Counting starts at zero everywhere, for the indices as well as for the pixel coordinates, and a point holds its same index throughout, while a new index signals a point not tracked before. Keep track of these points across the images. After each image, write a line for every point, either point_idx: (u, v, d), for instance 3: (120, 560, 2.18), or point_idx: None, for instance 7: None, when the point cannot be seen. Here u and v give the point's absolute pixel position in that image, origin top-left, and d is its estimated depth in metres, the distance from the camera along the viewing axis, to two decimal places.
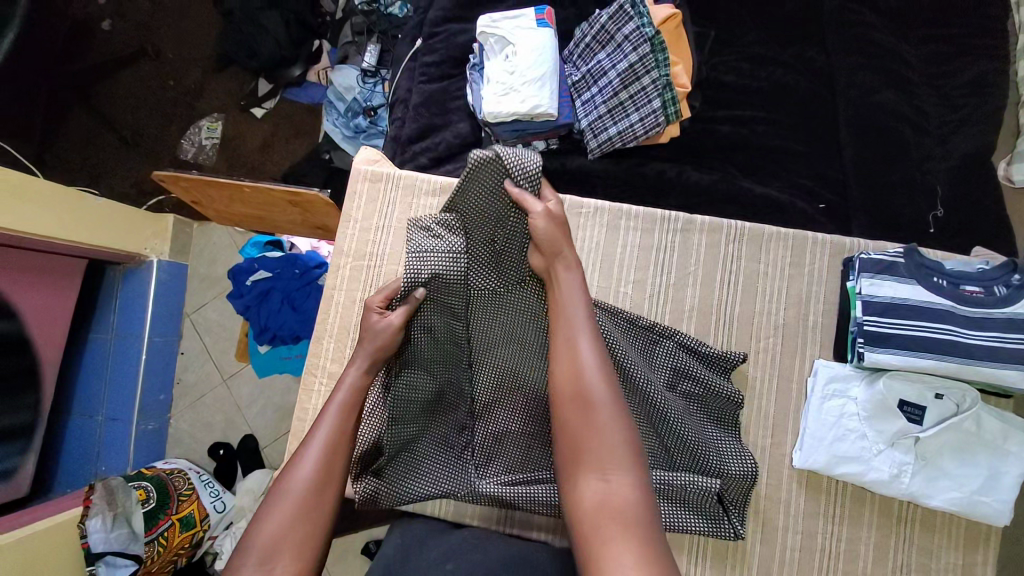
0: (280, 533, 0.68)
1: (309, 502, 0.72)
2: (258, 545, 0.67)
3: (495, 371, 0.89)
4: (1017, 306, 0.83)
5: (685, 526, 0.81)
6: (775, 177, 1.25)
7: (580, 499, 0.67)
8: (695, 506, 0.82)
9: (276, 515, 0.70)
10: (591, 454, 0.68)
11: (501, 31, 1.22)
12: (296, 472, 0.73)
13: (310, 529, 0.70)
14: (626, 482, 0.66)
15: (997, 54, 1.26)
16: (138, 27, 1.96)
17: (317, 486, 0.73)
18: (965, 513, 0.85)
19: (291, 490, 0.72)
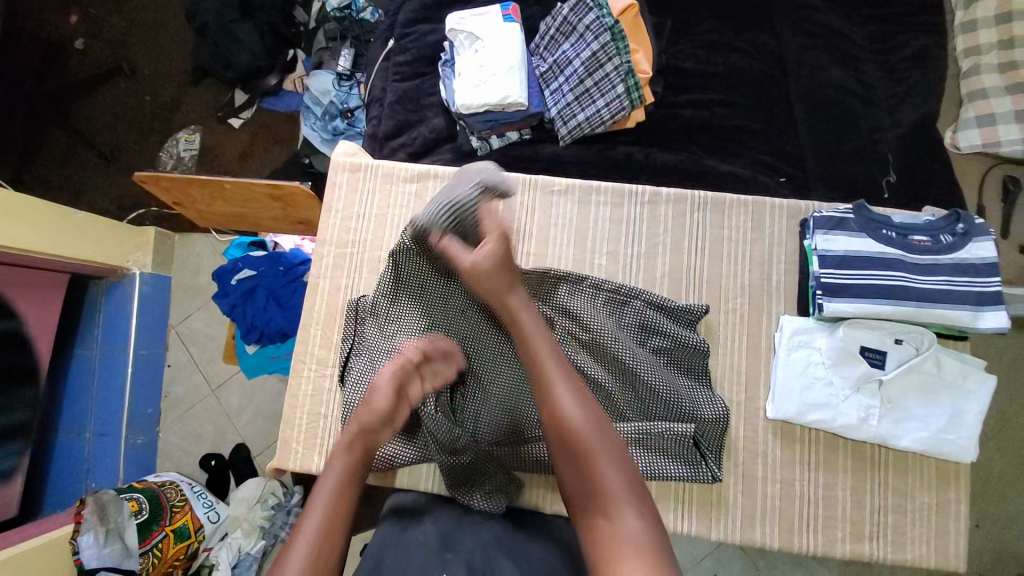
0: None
1: None
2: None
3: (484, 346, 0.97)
4: (961, 251, 0.90)
5: (666, 471, 0.89)
6: (737, 155, 1.31)
7: (593, 539, 0.67)
8: (674, 453, 0.90)
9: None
10: (596, 484, 0.70)
11: (470, 27, 1.28)
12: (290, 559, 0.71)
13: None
14: (631, 506, 0.67)
15: (933, 30, 1.35)
16: (112, 45, 1.99)
17: (312, 567, 0.71)
18: (933, 450, 0.90)
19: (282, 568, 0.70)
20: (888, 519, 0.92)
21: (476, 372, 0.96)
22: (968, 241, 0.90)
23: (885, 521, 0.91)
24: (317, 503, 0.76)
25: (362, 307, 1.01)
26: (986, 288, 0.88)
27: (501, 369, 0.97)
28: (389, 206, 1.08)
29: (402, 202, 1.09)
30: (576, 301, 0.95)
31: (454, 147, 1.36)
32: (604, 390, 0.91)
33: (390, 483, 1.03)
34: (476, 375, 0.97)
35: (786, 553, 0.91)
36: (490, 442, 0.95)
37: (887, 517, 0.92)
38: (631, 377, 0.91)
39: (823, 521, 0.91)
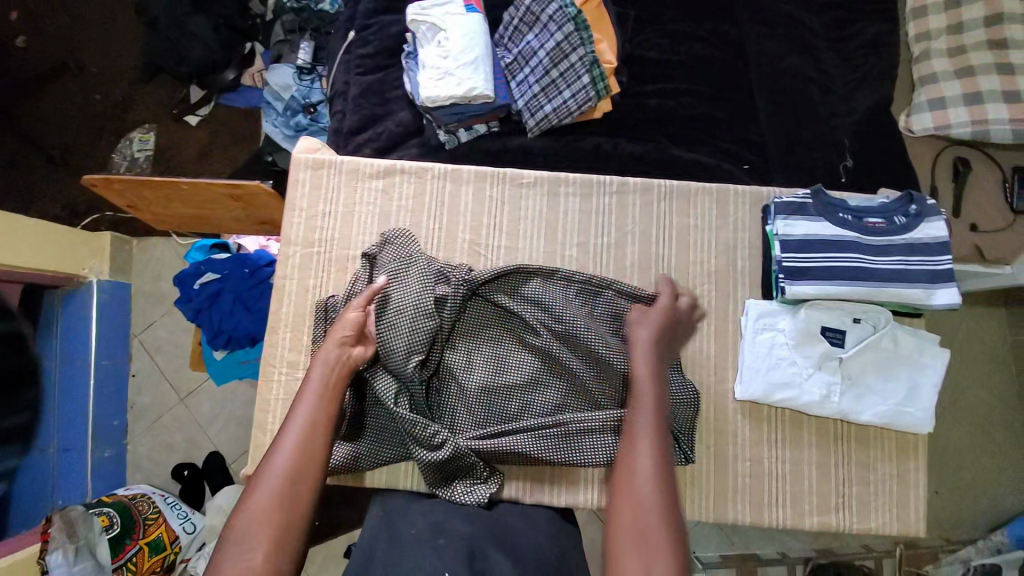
0: (251, 527, 0.67)
1: (281, 495, 0.70)
2: (234, 544, 0.66)
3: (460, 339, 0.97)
4: (915, 232, 0.94)
5: None
6: (702, 143, 1.34)
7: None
8: None
9: (252, 506, 0.69)
10: (633, 540, 0.67)
11: (433, 17, 1.25)
12: (269, 468, 0.72)
13: (288, 514, 0.69)
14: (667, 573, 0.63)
15: (884, 18, 1.40)
16: (56, 41, 1.88)
17: (295, 471, 0.73)
18: (892, 423, 0.94)
19: (261, 484, 0.71)
20: (852, 489, 0.96)
21: (453, 373, 0.95)
22: (920, 222, 0.94)
23: (849, 493, 0.96)
24: (293, 426, 0.76)
25: (330, 307, 0.97)
26: (937, 267, 0.92)
27: (479, 360, 0.96)
28: (355, 203, 1.06)
29: (369, 199, 1.06)
30: (547, 295, 0.97)
31: (422, 142, 1.34)
32: (579, 380, 0.94)
33: (365, 483, 1.02)
34: (453, 375, 0.95)
35: (757, 528, 0.94)
36: (469, 436, 0.92)
37: (851, 489, 0.96)
38: (606, 368, 0.93)
39: (791, 496, 0.95)
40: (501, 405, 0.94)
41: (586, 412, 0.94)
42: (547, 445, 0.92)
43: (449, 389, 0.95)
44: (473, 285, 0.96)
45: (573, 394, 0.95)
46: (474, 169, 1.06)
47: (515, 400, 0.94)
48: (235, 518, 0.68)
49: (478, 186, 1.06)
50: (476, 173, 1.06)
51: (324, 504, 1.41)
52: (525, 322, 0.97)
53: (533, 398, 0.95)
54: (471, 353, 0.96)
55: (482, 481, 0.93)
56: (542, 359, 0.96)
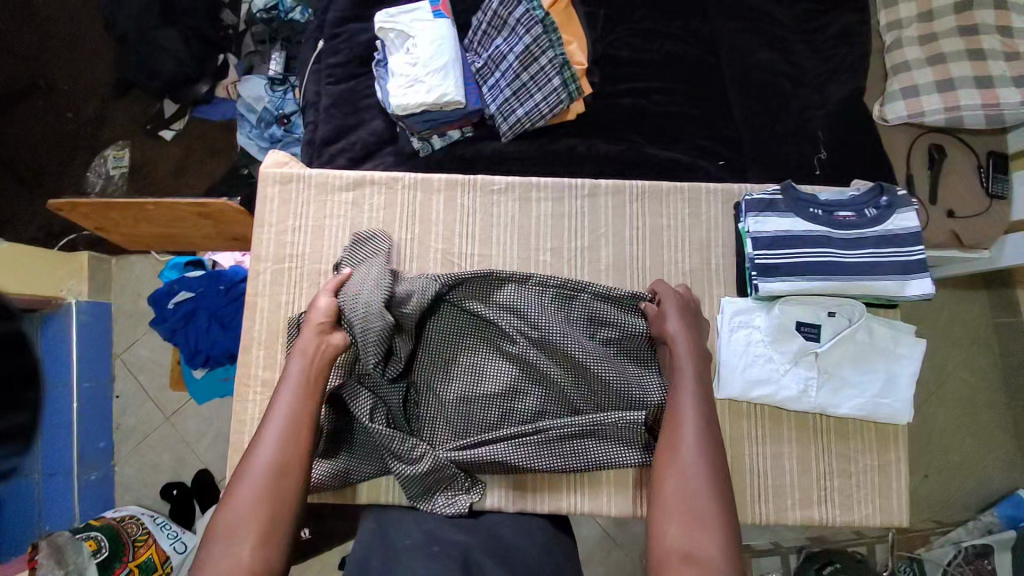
0: (237, 523, 0.71)
1: (263, 491, 0.74)
2: (218, 542, 0.70)
3: (431, 350, 0.97)
4: (886, 223, 0.94)
5: (623, 459, 0.92)
6: (678, 141, 1.33)
7: (661, 549, 0.72)
8: (630, 440, 0.93)
9: (234, 506, 0.73)
10: (678, 511, 0.74)
11: (401, 25, 1.24)
12: (252, 464, 0.76)
13: (273, 511, 0.73)
14: (714, 542, 0.71)
15: (853, 8, 1.40)
16: (24, 60, 1.85)
17: (276, 465, 0.77)
18: (870, 415, 0.94)
19: (244, 484, 0.75)
20: (833, 482, 0.96)
21: (427, 385, 0.95)
22: (891, 213, 0.94)
23: (831, 486, 0.96)
24: (273, 421, 0.80)
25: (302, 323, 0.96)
26: (909, 258, 0.92)
27: (452, 371, 0.95)
28: (326, 217, 1.05)
29: (339, 211, 1.05)
30: (523, 301, 0.96)
31: (396, 150, 1.33)
32: (551, 387, 0.95)
33: (349, 500, 1.00)
34: (427, 388, 0.95)
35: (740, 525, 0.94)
36: (449, 448, 0.92)
37: (832, 482, 0.96)
38: (580, 373, 0.94)
39: (773, 492, 0.95)
40: (477, 414, 0.94)
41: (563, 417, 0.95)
42: (527, 453, 0.92)
43: (426, 401, 0.95)
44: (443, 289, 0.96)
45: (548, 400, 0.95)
46: (444, 177, 1.06)
47: (491, 409, 0.94)
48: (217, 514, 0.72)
49: (449, 195, 1.06)
50: (447, 182, 1.06)
51: (314, 518, 1.40)
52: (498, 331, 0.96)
53: (509, 405, 0.95)
54: (444, 364, 0.95)
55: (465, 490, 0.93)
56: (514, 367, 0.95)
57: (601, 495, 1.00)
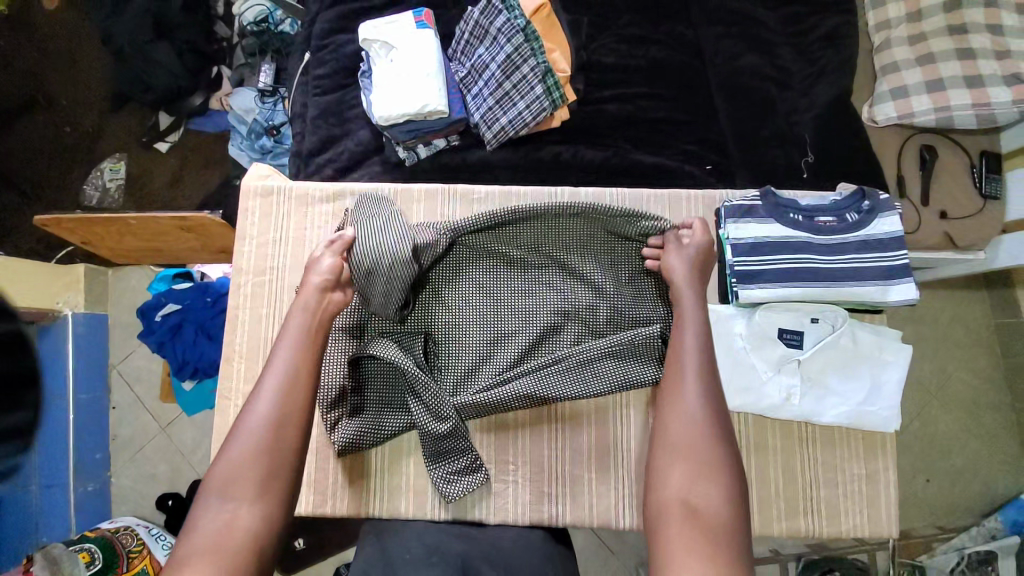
0: (233, 482, 0.68)
1: (257, 450, 0.70)
2: (214, 498, 0.66)
3: (445, 298, 1.00)
4: (867, 228, 0.94)
5: (642, 376, 0.97)
6: (664, 146, 1.33)
7: (664, 503, 0.69)
8: (645, 357, 0.98)
9: (229, 462, 0.69)
10: (685, 458, 0.70)
11: (384, 36, 1.25)
12: (247, 420, 0.72)
13: (274, 468, 0.70)
14: (718, 491, 0.68)
15: (841, 9, 1.39)
16: (24, 75, 1.88)
17: (274, 422, 0.72)
18: (856, 423, 0.93)
19: (238, 440, 0.71)
20: (820, 492, 0.94)
21: (445, 324, 0.99)
22: (873, 218, 0.94)
23: (817, 496, 0.94)
24: (274, 375, 0.75)
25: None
26: (892, 262, 0.92)
27: (467, 323, 0.99)
28: (306, 228, 1.06)
29: (320, 223, 1.06)
30: (545, 237, 1.00)
31: (382, 160, 1.33)
32: (574, 306, 1.00)
33: (357, 475, 0.99)
34: (446, 327, 0.99)
35: None
36: (470, 393, 0.95)
37: (819, 492, 0.95)
38: (601, 294, 1.00)
39: (758, 502, 0.94)
40: (490, 354, 0.98)
41: (581, 342, 0.99)
42: (550, 385, 0.95)
43: (442, 344, 0.98)
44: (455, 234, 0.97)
45: (568, 318, 1.00)
46: (424, 188, 1.08)
47: (502, 349, 0.99)
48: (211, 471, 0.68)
49: (429, 206, 1.08)
50: (426, 193, 1.08)
51: (305, 528, 1.40)
52: (513, 271, 1.02)
53: (522, 341, 0.98)
54: (456, 315, 0.99)
55: (470, 471, 0.96)
56: (537, 287, 1.01)
57: (583, 505, 0.98)
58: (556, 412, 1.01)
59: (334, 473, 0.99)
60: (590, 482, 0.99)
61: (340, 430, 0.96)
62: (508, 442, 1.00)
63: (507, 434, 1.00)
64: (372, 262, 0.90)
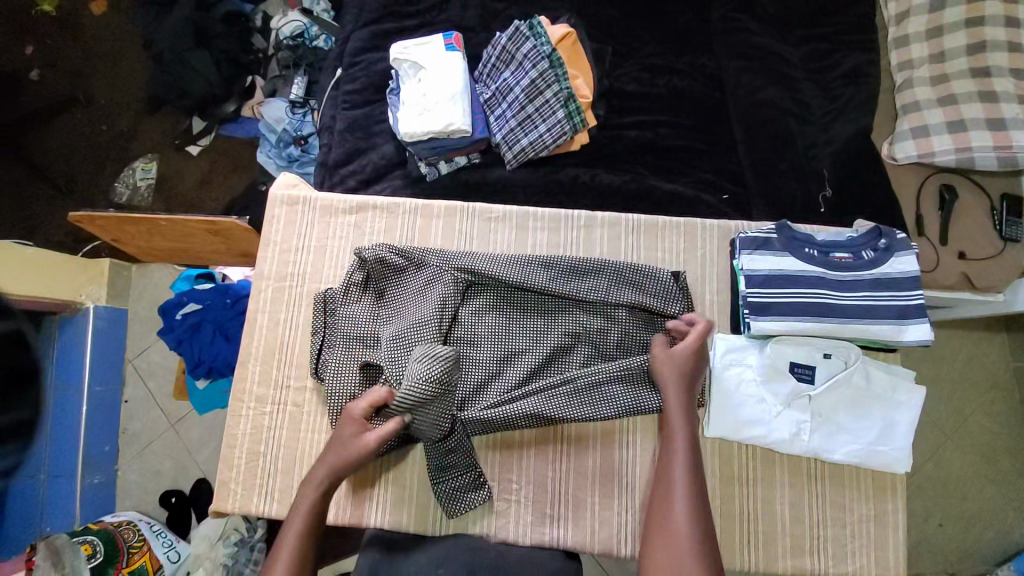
0: None
1: None
2: None
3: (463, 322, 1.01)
4: (883, 266, 0.94)
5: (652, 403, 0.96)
6: (681, 174, 1.35)
7: None
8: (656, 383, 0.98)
9: None
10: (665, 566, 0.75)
11: (414, 56, 1.30)
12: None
13: None
14: None
15: (862, 48, 1.41)
16: (68, 75, 1.98)
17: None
18: (865, 463, 0.91)
19: (288, 534, 0.83)
20: (828, 532, 0.93)
21: (460, 339, 1.00)
22: (889, 256, 0.94)
23: (825, 537, 0.93)
24: (287, 539, 0.82)
25: (331, 300, 1.02)
26: (907, 302, 0.91)
27: (479, 344, 1.00)
28: (328, 238, 1.09)
29: (341, 234, 1.09)
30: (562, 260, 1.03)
31: (405, 174, 1.37)
32: (585, 328, 1.01)
33: (362, 485, 1.00)
34: (461, 342, 1.00)
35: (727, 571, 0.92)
36: (480, 408, 0.96)
37: (826, 532, 0.93)
38: (613, 320, 1.01)
39: (764, 539, 0.92)
40: (500, 371, 0.99)
41: (591, 364, 1.00)
42: (567, 403, 0.96)
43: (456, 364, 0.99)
44: (471, 278, 1.01)
45: (578, 339, 1.01)
46: (443, 204, 1.10)
47: (513, 366, 1.00)
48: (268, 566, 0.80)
49: (448, 221, 1.10)
50: (446, 208, 1.10)
51: None
52: (528, 296, 1.02)
53: (533, 359, 0.99)
54: (471, 337, 1.00)
55: (474, 487, 0.97)
56: (553, 309, 1.02)
57: (584, 529, 0.98)
58: (565, 434, 1.01)
59: None
60: (594, 507, 0.99)
61: None
62: (512, 460, 1.00)
63: (513, 453, 1.01)
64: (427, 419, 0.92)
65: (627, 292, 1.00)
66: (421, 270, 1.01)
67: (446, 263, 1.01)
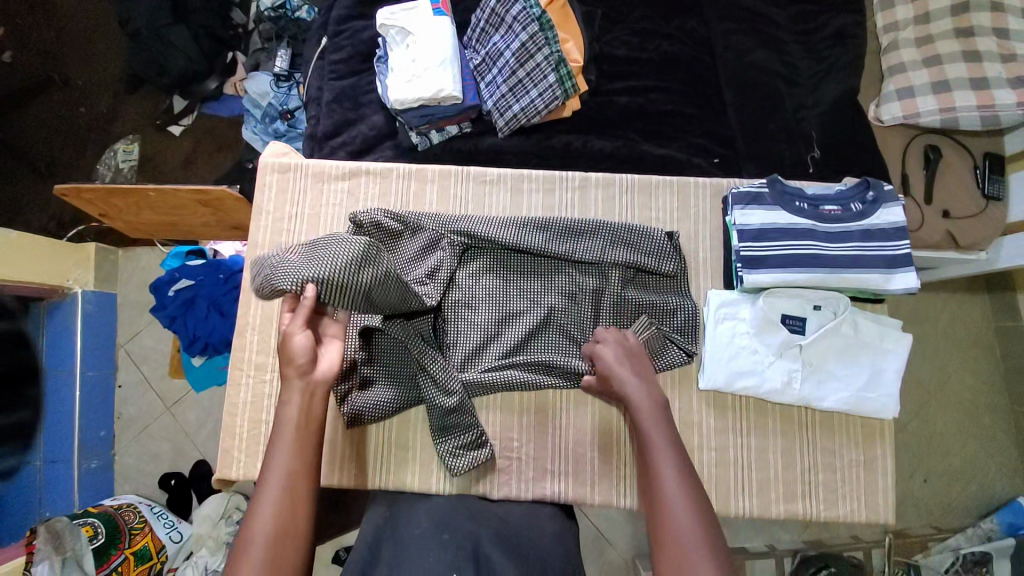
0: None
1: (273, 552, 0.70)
2: (260, 540, 0.69)
3: (461, 286, 1.01)
4: (872, 218, 0.96)
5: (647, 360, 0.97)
6: (673, 139, 1.35)
7: None
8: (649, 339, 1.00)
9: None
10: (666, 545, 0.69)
11: (401, 22, 1.27)
12: (255, 522, 0.71)
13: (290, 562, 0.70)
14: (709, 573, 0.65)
15: (850, 8, 1.41)
16: (40, 55, 1.91)
17: (281, 522, 0.72)
18: (854, 409, 0.95)
19: (274, 469, 0.75)
20: (819, 477, 0.96)
21: (457, 302, 1.01)
22: (877, 208, 0.96)
23: (816, 481, 0.96)
24: (273, 477, 0.74)
25: None
26: (895, 252, 0.94)
27: (476, 306, 1.01)
28: (322, 205, 1.08)
29: (335, 200, 1.08)
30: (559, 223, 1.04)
31: (395, 144, 1.35)
32: (580, 288, 1.02)
33: (364, 447, 1.01)
34: (457, 305, 1.01)
35: (723, 516, 0.95)
36: (478, 370, 0.98)
37: (817, 477, 0.96)
38: (607, 282, 1.02)
39: (758, 485, 0.96)
40: (499, 333, 1.01)
41: (589, 324, 1.02)
42: (573, 359, 1.00)
43: (453, 328, 1.00)
44: (468, 241, 1.01)
45: (574, 300, 1.02)
46: (437, 168, 1.09)
47: (511, 327, 1.01)
48: (244, 542, 0.70)
49: (443, 185, 1.10)
50: (440, 172, 1.10)
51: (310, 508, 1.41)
52: (525, 257, 1.03)
53: (531, 320, 1.00)
54: (468, 300, 1.01)
55: (476, 445, 0.97)
56: (550, 272, 1.03)
57: (585, 483, 1.00)
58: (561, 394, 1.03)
59: (342, 443, 1.01)
60: (593, 461, 1.01)
61: (354, 400, 0.98)
62: (512, 420, 1.02)
63: (513, 414, 1.02)
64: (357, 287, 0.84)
65: (623, 252, 1.02)
66: (421, 239, 1.01)
67: (443, 228, 1.01)
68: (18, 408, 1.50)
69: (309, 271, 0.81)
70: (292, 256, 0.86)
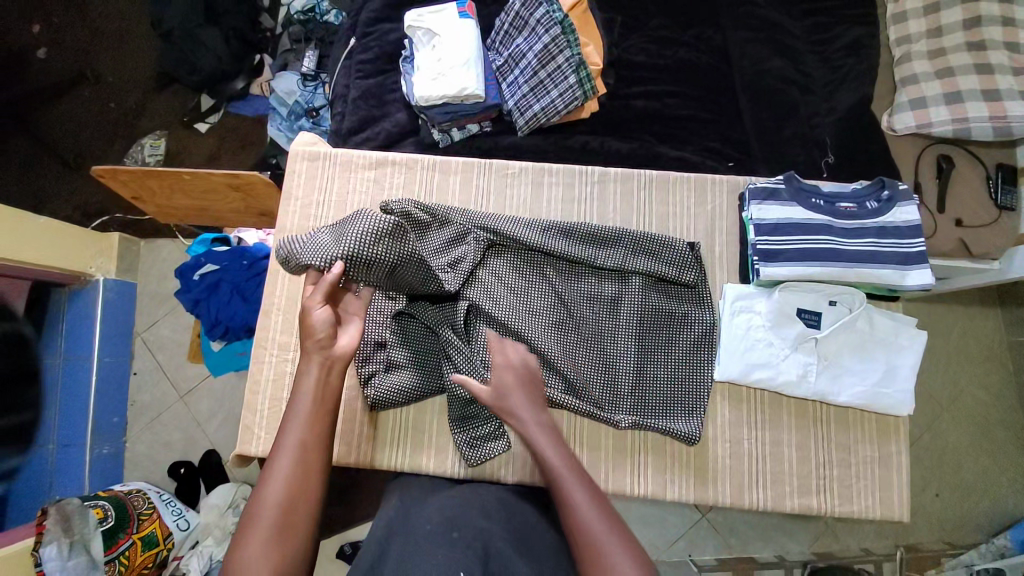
0: (256, 560, 0.66)
1: (278, 528, 0.68)
2: (268, 512, 0.69)
3: (484, 278, 1.02)
4: (886, 215, 0.98)
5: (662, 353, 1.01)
6: (688, 143, 1.38)
7: None
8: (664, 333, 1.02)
9: (249, 552, 0.66)
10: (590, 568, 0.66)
11: (429, 23, 1.32)
12: (264, 495, 0.70)
13: (295, 538, 0.69)
14: None
15: (863, 21, 1.45)
16: (75, 53, 1.98)
17: (290, 498, 0.71)
18: (869, 403, 0.96)
19: (285, 445, 0.74)
20: (834, 472, 0.98)
21: (481, 291, 1.01)
22: (892, 207, 0.98)
23: (830, 475, 0.97)
24: (284, 452, 0.73)
25: None
26: (909, 249, 0.96)
27: (498, 296, 1.01)
28: (349, 193, 1.11)
29: (361, 188, 1.12)
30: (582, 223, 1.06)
31: (418, 141, 1.39)
32: (600, 296, 1.04)
33: (383, 431, 1.03)
34: (484, 293, 1.01)
35: (737, 508, 0.98)
36: None
37: (832, 471, 0.98)
38: (627, 285, 1.04)
39: (772, 478, 0.97)
40: (523, 325, 0.99)
41: (609, 316, 1.04)
42: (592, 352, 1.01)
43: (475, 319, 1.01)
44: (493, 237, 1.04)
45: (595, 299, 1.05)
46: (462, 160, 1.13)
47: (533, 320, 1.01)
48: (255, 513, 0.69)
49: (466, 177, 1.13)
50: (464, 164, 1.13)
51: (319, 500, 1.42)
52: (548, 256, 1.05)
53: (554, 312, 1.02)
54: (489, 290, 1.01)
55: (493, 438, 0.99)
56: (571, 272, 1.06)
57: (600, 472, 1.00)
58: None
59: (360, 424, 1.03)
60: (608, 450, 1.01)
61: (377, 384, 1.00)
62: None
63: None
64: (387, 260, 0.90)
65: (643, 260, 1.03)
66: (450, 233, 1.03)
67: (468, 222, 1.04)
68: (18, 410, 1.47)
69: (338, 251, 0.86)
70: (317, 237, 0.91)
